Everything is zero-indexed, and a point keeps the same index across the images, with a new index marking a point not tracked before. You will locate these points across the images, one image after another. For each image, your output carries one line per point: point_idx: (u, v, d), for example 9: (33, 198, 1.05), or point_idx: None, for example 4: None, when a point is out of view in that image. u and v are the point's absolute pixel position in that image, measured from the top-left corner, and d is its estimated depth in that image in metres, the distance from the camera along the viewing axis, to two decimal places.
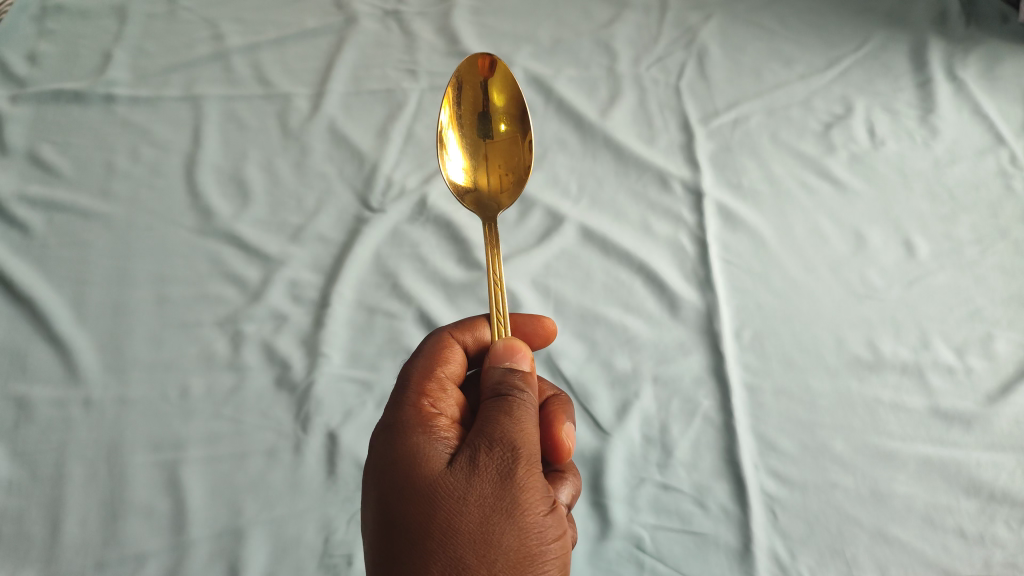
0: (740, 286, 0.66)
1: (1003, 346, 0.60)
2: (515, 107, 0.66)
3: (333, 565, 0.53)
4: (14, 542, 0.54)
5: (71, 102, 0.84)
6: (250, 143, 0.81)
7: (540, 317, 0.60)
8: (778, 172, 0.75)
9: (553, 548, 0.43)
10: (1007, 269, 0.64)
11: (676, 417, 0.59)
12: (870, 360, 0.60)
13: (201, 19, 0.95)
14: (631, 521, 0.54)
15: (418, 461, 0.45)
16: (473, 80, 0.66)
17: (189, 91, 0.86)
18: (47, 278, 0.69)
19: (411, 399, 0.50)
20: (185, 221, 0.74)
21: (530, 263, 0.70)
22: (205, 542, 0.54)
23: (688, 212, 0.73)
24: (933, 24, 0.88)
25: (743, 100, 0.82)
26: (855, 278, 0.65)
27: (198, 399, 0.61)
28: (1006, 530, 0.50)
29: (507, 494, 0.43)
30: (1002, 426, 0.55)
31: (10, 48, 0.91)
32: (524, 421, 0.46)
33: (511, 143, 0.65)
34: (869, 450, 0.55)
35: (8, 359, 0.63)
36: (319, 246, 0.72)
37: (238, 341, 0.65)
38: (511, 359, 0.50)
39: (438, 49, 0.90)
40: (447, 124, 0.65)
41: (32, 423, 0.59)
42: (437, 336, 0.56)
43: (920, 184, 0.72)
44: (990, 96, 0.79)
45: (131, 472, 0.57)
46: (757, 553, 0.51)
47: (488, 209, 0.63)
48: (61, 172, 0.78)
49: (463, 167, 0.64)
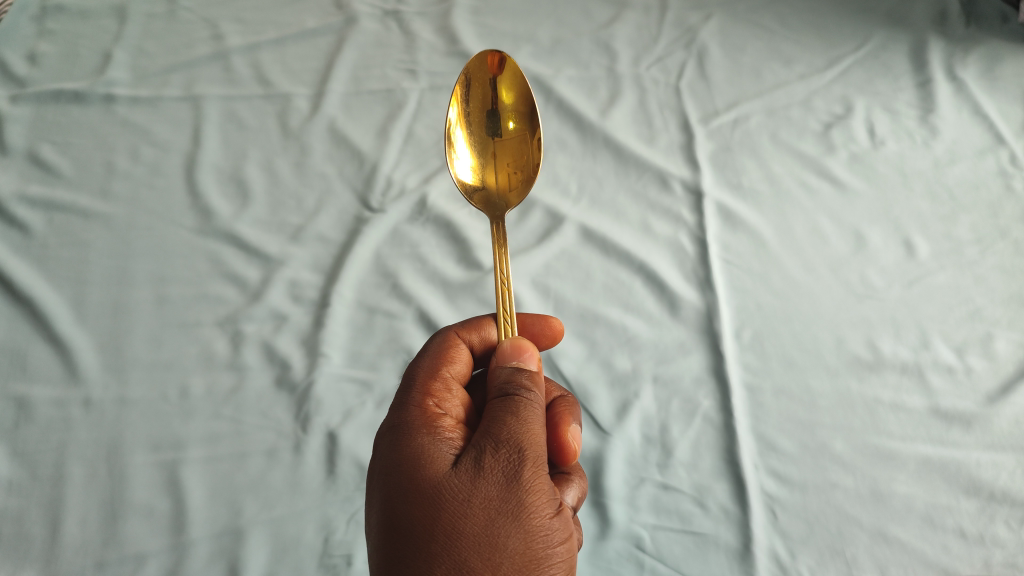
0: (740, 286, 0.66)
1: (1003, 346, 0.60)
2: (523, 104, 0.65)
3: (333, 565, 0.53)
4: (14, 542, 0.54)
5: (71, 102, 0.84)
6: (250, 143, 0.81)
7: (547, 318, 0.59)
8: (777, 172, 0.75)
9: (559, 551, 0.43)
10: (1007, 269, 0.64)
11: (676, 417, 0.59)
12: (870, 360, 0.60)
13: (200, 19, 0.95)
14: (631, 521, 0.54)
15: (423, 462, 0.45)
16: (482, 78, 0.65)
17: (189, 91, 0.86)
18: (47, 279, 0.69)
19: (416, 399, 0.50)
20: (185, 221, 0.74)
21: (530, 262, 0.70)
22: (205, 541, 0.54)
23: (688, 212, 0.73)
24: (933, 24, 0.88)
25: (744, 100, 0.82)
26: (855, 278, 0.65)
27: (198, 399, 0.61)
28: (1006, 530, 0.50)
29: (513, 496, 0.43)
30: (1002, 425, 0.55)
31: (10, 48, 0.91)
32: (531, 421, 0.46)
33: (520, 142, 0.65)
34: (868, 450, 0.55)
35: (8, 359, 0.63)
36: (320, 246, 0.72)
37: (238, 341, 0.65)
38: (518, 358, 0.50)
39: (438, 49, 0.90)
40: (455, 121, 0.65)
41: (32, 424, 0.59)
42: (443, 335, 0.56)
43: (919, 184, 0.72)
44: (990, 96, 0.79)
45: (130, 472, 0.57)
46: (757, 552, 0.51)
47: (496, 207, 0.63)
48: (61, 172, 0.78)
49: (471, 166, 0.64)
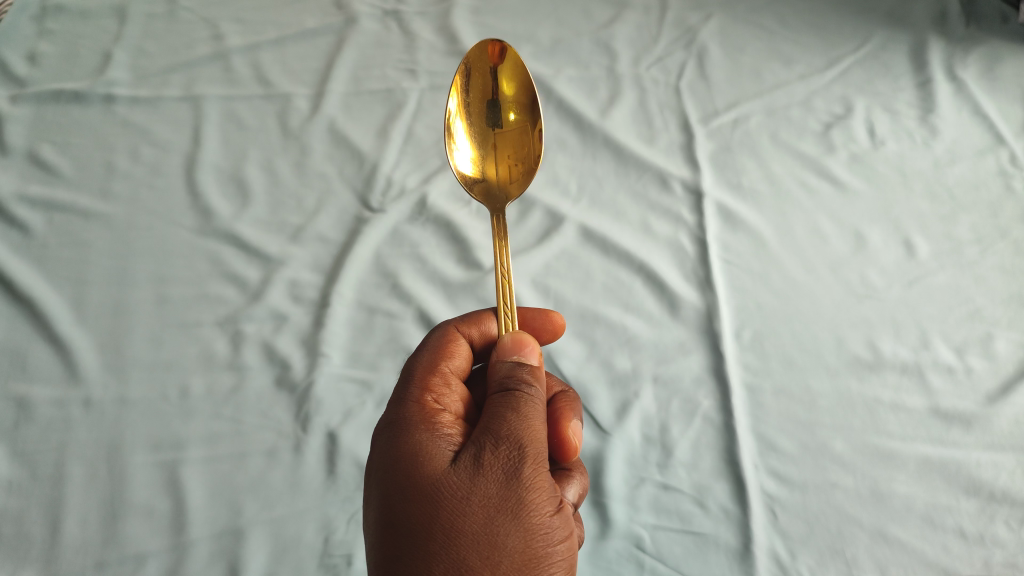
0: (740, 286, 0.66)
1: (1003, 346, 0.60)
2: (524, 95, 0.65)
3: (333, 565, 0.53)
4: (14, 542, 0.54)
5: (71, 102, 0.84)
6: (249, 143, 0.81)
7: (548, 312, 0.59)
8: (777, 172, 0.75)
9: (559, 550, 0.43)
10: (1006, 268, 0.64)
11: (676, 417, 0.59)
12: (870, 360, 0.60)
13: (200, 19, 0.95)
14: (631, 521, 0.54)
15: (420, 459, 0.45)
16: (482, 67, 0.65)
17: (190, 91, 0.86)
18: (47, 279, 0.69)
19: (414, 395, 0.50)
20: (185, 221, 0.74)
21: (531, 262, 0.70)
22: (205, 541, 0.54)
23: (688, 212, 0.73)
24: (933, 24, 0.88)
25: (744, 100, 0.82)
26: (855, 278, 0.65)
27: (198, 399, 0.61)
28: (1005, 530, 0.50)
29: (512, 494, 0.43)
30: (1003, 425, 0.55)
31: (10, 49, 0.91)
32: (532, 417, 0.46)
33: (520, 133, 0.65)
34: (868, 450, 0.55)
35: (8, 359, 0.63)
36: (320, 246, 0.72)
37: (238, 341, 0.65)
38: (519, 353, 0.51)
39: (438, 49, 0.90)
40: (455, 112, 0.65)
41: (32, 423, 0.59)
42: (443, 329, 0.56)
43: (919, 184, 0.72)
44: (989, 96, 0.79)
45: (130, 471, 0.57)
46: (756, 552, 0.51)
47: (496, 199, 0.64)
48: (61, 172, 0.78)
49: (471, 158, 0.64)
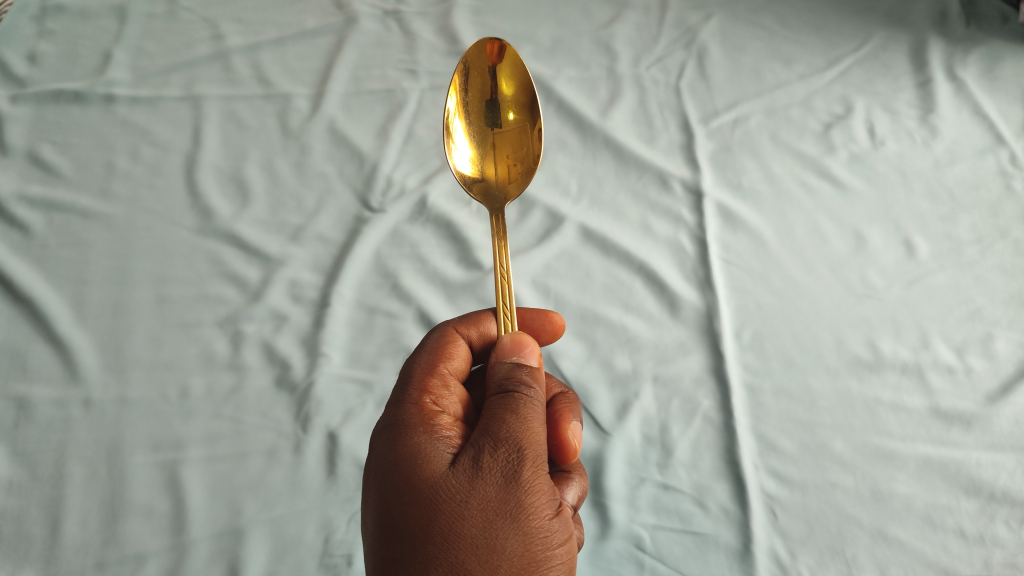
0: (740, 286, 0.66)
1: (1003, 345, 0.60)
2: (523, 94, 0.65)
3: (333, 565, 0.53)
4: (14, 542, 0.54)
5: (71, 102, 0.84)
6: (249, 143, 0.81)
7: (548, 313, 0.59)
8: (777, 172, 0.75)
9: (559, 553, 0.43)
10: (1006, 268, 0.64)
11: (676, 417, 0.59)
12: (870, 360, 0.60)
13: (200, 19, 0.95)
14: (631, 521, 0.54)
15: (419, 462, 0.45)
16: (481, 66, 0.65)
17: (190, 91, 0.86)
18: (47, 279, 0.69)
19: (413, 396, 0.50)
20: (185, 222, 0.74)
21: (531, 262, 0.70)
22: (205, 541, 0.54)
23: (688, 212, 0.73)
24: (933, 24, 0.88)
25: (744, 100, 0.82)
26: (855, 278, 0.65)
27: (198, 399, 0.61)
28: (1006, 530, 0.50)
29: (512, 497, 0.43)
30: (1003, 425, 0.55)
31: (10, 49, 0.91)
32: (531, 419, 0.46)
33: (520, 133, 0.65)
34: (868, 450, 0.55)
35: (8, 359, 0.63)
36: (320, 246, 0.72)
37: (238, 341, 0.65)
38: (519, 354, 0.51)
39: (438, 49, 0.90)
40: (454, 112, 0.65)
41: (32, 424, 0.59)
42: (442, 330, 0.56)
43: (919, 184, 0.72)
44: (989, 96, 0.79)
45: (130, 471, 0.57)
46: (757, 552, 0.51)
47: (495, 199, 0.63)
48: (61, 172, 0.78)
49: (470, 157, 0.64)
